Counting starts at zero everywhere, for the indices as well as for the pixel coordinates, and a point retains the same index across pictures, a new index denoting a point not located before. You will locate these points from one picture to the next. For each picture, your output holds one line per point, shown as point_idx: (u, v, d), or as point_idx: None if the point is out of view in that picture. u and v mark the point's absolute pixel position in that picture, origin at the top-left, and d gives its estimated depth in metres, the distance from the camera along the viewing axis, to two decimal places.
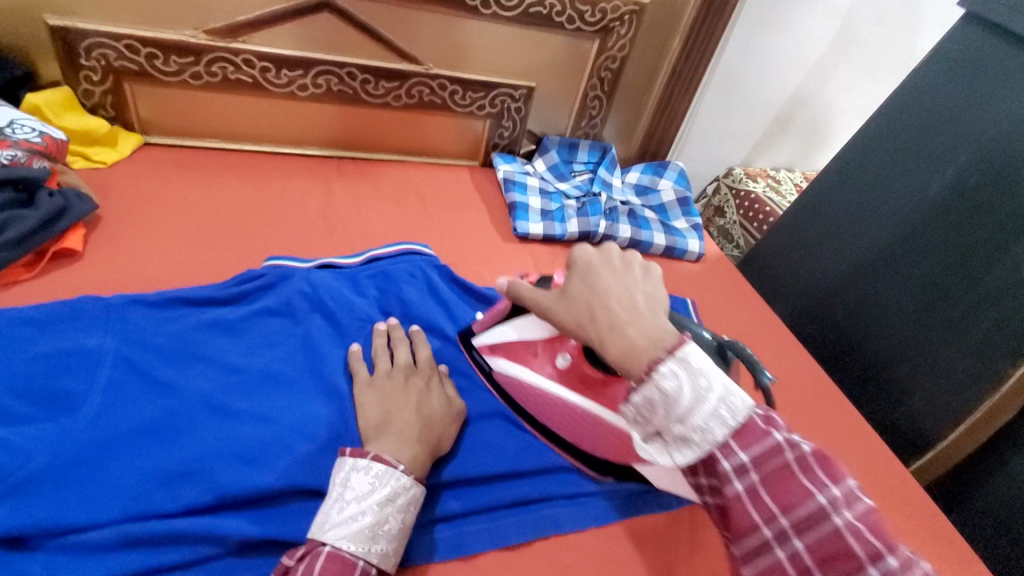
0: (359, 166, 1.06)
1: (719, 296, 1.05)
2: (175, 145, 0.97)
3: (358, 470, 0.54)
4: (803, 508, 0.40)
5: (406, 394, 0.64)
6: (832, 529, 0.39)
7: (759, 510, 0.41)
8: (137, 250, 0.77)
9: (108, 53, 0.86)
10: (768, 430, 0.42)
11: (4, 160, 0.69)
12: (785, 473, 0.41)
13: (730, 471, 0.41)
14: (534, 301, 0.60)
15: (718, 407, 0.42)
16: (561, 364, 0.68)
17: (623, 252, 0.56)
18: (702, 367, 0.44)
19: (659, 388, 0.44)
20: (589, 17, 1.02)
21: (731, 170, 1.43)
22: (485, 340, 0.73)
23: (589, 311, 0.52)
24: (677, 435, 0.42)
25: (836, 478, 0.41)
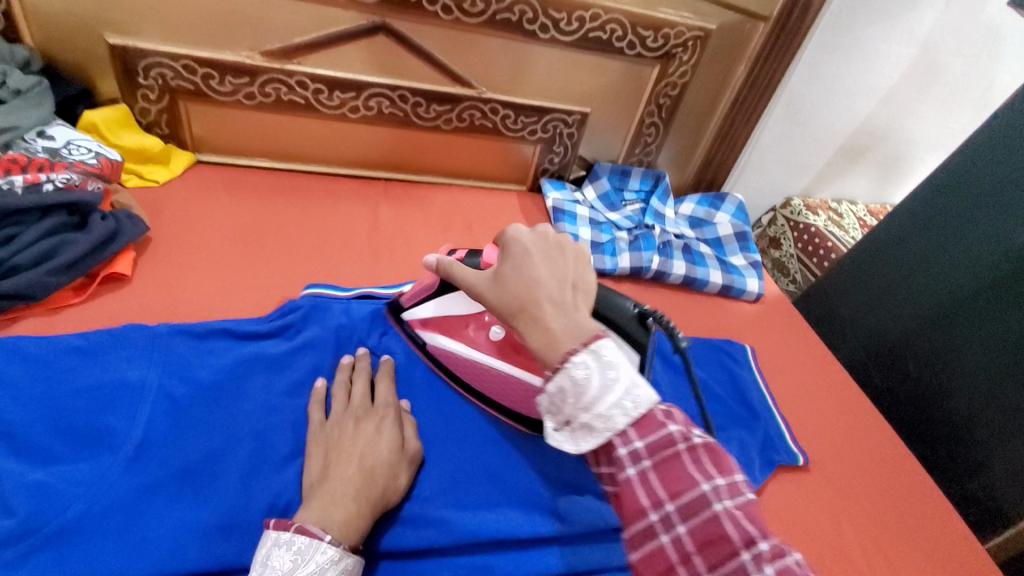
0: (406, 189, 1.04)
1: (779, 341, 0.98)
2: (225, 163, 0.97)
3: (279, 546, 0.45)
4: (687, 494, 0.42)
5: (353, 440, 0.57)
6: (710, 516, 0.41)
7: (647, 494, 0.43)
8: (185, 275, 0.76)
9: (165, 72, 0.86)
10: (664, 421, 0.44)
11: (59, 184, 0.68)
12: (675, 460, 0.43)
13: (624, 457, 0.43)
14: (467, 282, 0.56)
15: (622, 397, 0.44)
16: (496, 335, 0.68)
17: (554, 235, 0.54)
18: (613, 359, 0.45)
19: (568, 376, 0.45)
20: (651, 42, 0.98)
21: (789, 201, 1.36)
22: (417, 313, 0.70)
23: (519, 300, 0.50)
24: (582, 422, 0.44)
25: (722, 470, 0.43)
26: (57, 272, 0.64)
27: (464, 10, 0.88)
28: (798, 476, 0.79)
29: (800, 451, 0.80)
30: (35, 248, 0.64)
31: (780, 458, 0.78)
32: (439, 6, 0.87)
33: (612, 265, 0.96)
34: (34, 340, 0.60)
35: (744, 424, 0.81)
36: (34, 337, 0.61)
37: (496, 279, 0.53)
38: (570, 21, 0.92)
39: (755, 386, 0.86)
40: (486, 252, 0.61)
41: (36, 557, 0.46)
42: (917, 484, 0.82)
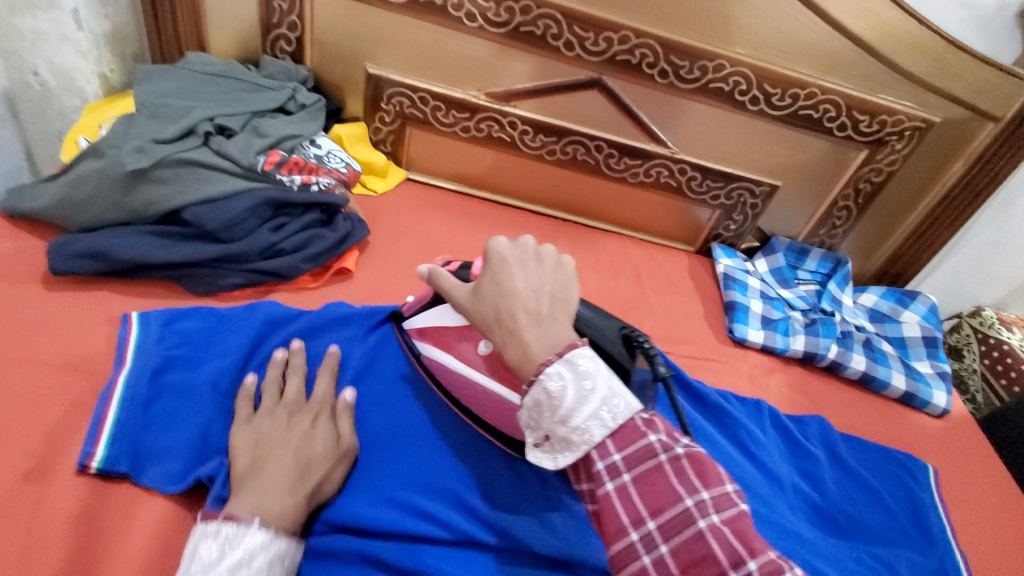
0: (581, 232, 1.08)
1: (967, 469, 0.87)
2: (428, 183, 1.07)
3: (206, 536, 0.47)
4: (670, 510, 0.40)
5: (286, 432, 0.57)
6: (694, 533, 0.39)
7: (627, 512, 0.41)
8: (392, 281, 0.85)
9: (403, 101, 0.98)
10: (643, 431, 0.43)
11: (322, 186, 0.80)
12: (656, 473, 0.42)
13: (602, 471, 0.42)
14: (449, 290, 0.52)
15: (598, 407, 0.43)
16: (484, 350, 0.62)
17: (537, 243, 0.52)
18: (588, 369, 0.44)
19: (542, 389, 0.44)
20: (865, 127, 0.95)
21: (979, 309, 1.20)
22: (415, 323, 0.70)
23: (495, 316, 0.48)
24: (560, 436, 0.44)
25: (707, 482, 0.41)
26: (307, 260, 0.75)
27: (680, 76, 0.92)
28: None
29: None
30: (297, 236, 0.75)
31: None
32: (656, 70, 0.91)
33: (783, 345, 0.93)
34: (283, 312, 0.71)
35: (917, 547, 0.73)
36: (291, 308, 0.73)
37: (475, 290, 0.50)
38: (783, 96, 0.93)
39: (937, 513, 0.77)
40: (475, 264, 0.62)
41: None
42: None
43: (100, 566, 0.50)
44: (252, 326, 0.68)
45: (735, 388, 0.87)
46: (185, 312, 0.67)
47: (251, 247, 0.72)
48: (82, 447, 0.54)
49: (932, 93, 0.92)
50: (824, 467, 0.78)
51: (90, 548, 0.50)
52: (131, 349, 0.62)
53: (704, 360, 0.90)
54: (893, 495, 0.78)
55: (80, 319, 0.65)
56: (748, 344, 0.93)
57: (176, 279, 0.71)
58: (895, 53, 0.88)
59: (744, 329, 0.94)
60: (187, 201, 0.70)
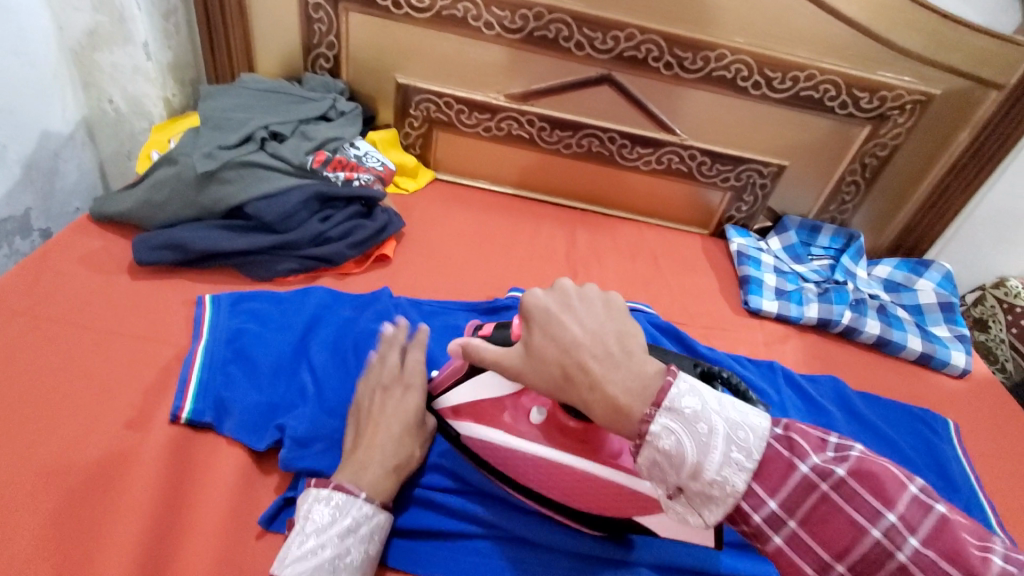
0: (599, 220, 1.15)
1: (990, 426, 0.90)
2: (454, 182, 1.16)
3: (319, 501, 0.54)
4: (858, 545, 0.39)
5: (382, 409, 0.62)
6: (896, 566, 0.38)
7: (810, 560, 0.41)
8: (425, 266, 0.93)
9: (430, 106, 1.08)
10: (791, 462, 0.41)
11: (362, 182, 0.90)
12: (824, 508, 0.40)
13: (762, 522, 0.41)
14: (494, 358, 0.50)
15: (727, 449, 0.41)
16: (536, 419, 0.60)
17: (578, 287, 0.49)
18: (694, 409, 0.41)
19: (656, 449, 0.41)
20: (865, 103, 1.00)
21: (1003, 280, 1.18)
22: (449, 401, 0.64)
23: (563, 372, 0.45)
24: (696, 491, 0.41)
25: (888, 501, 0.39)
26: (352, 246, 0.85)
27: (684, 67, 0.99)
28: None
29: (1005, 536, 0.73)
30: (342, 226, 0.84)
31: None
32: (662, 63, 0.99)
33: (798, 313, 0.97)
34: (331, 294, 0.80)
35: (938, 492, 0.76)
36: (340, 291, 0.83)
37: (527, 349, 0.48)
38: (784, 80, 0.98)
39: (959, 462, 0.80)
40: (513, 324, 0.55)
41: (334, 452, 0.62)
42: None
43: (192, 497, 0.58)
44: (306, 305, 0.77)
45: (751, 354, 0.91)
46: (248, 295, 0.76)
47: (304, 235, 0.81)
48: (174, 401, 0.64)
49: (930, 66, 0.96)
50: (842, 421, 0.82)
51: (183, 482, 0.59)
52: (206, 323, 0.71)
53: (721, 330, 0.95)
54: (913, 448, 0.81)
55: (162, 302, 0.75)
56: (763, 314, 0.98)
57: (239, 268, 0.81)
58: (891, 31, 0.93)
59: (758, 300, 0.98)
60: (248, 198, 0.80)
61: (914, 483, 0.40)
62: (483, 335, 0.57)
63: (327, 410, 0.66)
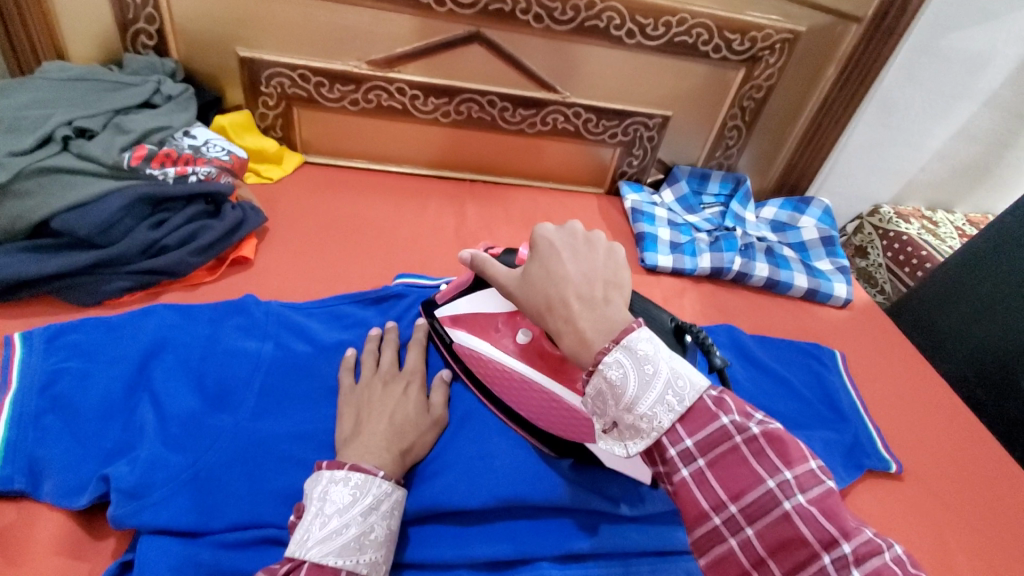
0: (489, 190, 1.09)
1: (872, 351, 0.94)
2: (328, 164, 1.05)
3: (337, 482, 0.51)
4: (753, 492, 0.41)
5: (384, 398, 0.62)
6: (781, 515, 0.40)
7: (708, 497, 0.42)
8: (296, 263, 0.84)
9: (284, 81, 0.96)
10: (716, 414, 0.43)
11: (201, 176, 0.78)
12: (734, 456, 0.42)
13: (676, 457, 0.43)
14: (501, 280, 0.58)
15: (664, 392, 0.43)
16: (522, 340, 0.66)
17: (589, 232, 0.54)
18: (648, 352, 0.44)
19: (604, 378, 0.44)
20: (737, 46, 0.99)
21: (877, 209, 1.27)
22: (450, 310, 0.70)
23: (546, 300, 0.51)
24: (628, 423, 0.44)
25: (789, 461, 0.41)
26: (196, 253, 0.74)
27: (555, 19, 0.92)
28: (894, 487, 0.75)
29: (892, 458, 0.77)
30: (181, 231, 0.74)
31: (870, 463, 0.75)
32: (531, 16, 0.92)
33: (692, 265, 0.97)
34: (176, 311, 0.70)
35: (830, 425, 0.79)
36: (192, 304, 0.72)
37: (524, 277, 0.54)
38: (656, 26, 0.95)
39: (846, 392, 0.84)
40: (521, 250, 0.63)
41: (177, 498, 0.54)
42: None
43: None
44: (145, 329, 0.66)
45: None
46: (68, 326, 0.65)
47: (131, 246, 0.70)
48: None
49: (794, 4, 0.96)
50: (740, 370, 0.82)
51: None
52: (13, 368, 0.59)
53: None
54: (805, 384, 0.84)
55: None
56: (659, 270, 0.97)
57: (56, 294, 0.69)
58: None
59: (654, 256, 0.97)
60: (53, 210, 0.67)
61: (814, 460, 0.42)
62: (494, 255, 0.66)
63: (171, 449, 0.57)
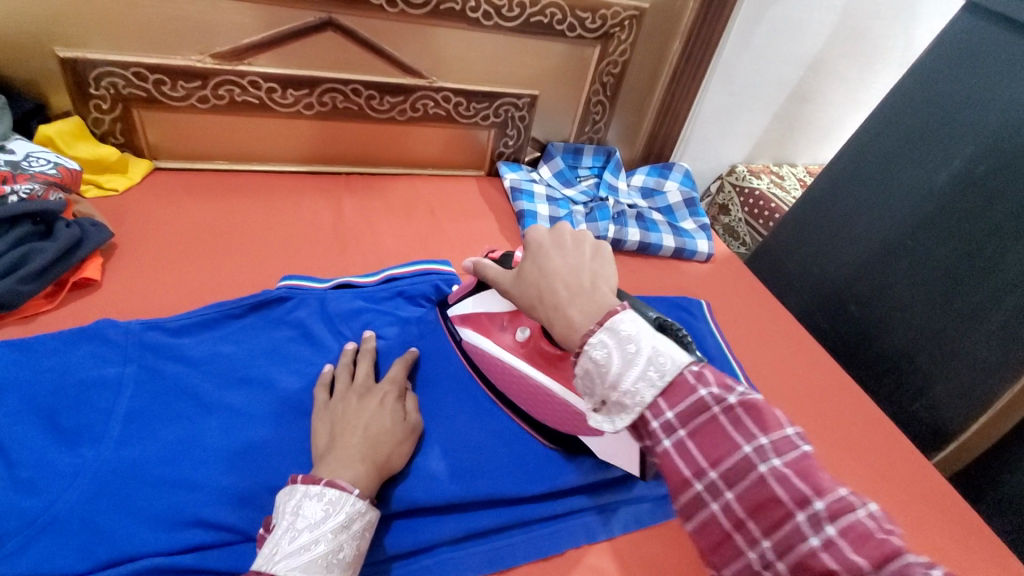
0: (367, 182, 1.07)
1: (733, 296, 1.05)
2: (184, 168, 0.98)
3: (311, 496, 0.49)
4: (729, 457, 0.39)
5: (358, 412, 0.60)
6: (757, 479, 0.38)
7: (687, 463, 0.40)
8: (156, 278, 0.78)
9: (116, 81, 0.86)
10: (694, 386, 0.40)
11: (23, 195, 0.71)
12: (713, 424, 0.39)
13: (658, 429, 0.40)
14: (493, 277, 0.59)
15: (645, 368, 0.41)
16: (520, 337, 0.68)
17: (577, 232, 0.54)
18: (630, 331, 0.43)
19: (589, 359, 0.43)
20: (590, 24, 1.03)
21: (734, 168, 1.41)
22: (458, 310, 0.73)
23: (537, 295, 0.51)
24: (613, 399, 0.42)
25: (765, 427, 0.39)
26: (28, 280, 0.67)
27: (408, 2, 0.91)
28: None
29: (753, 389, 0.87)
30: (4, 258, 0.66)
31: None
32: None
33: None
34: (9, 345, 0.62)
35: None
36: (31, 337, 0.64)
37: (517, 275, 0.54)
38: (511, 7, 0.97)
39: (712, 335, 0.93)
40: (518, 254, 0.64)
41: (35, 545, 0.50)
42: (871, 410, 0.90)
43: None
44: None
45: None
46: None
47: None
48: None
49: None
50: None
51: None
52: None
53: None
54: None
55: None
56: None
57: None
58: None
59: None
60: None
61: (794, 426, 0.39)
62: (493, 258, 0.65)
63: (23, 495, 0.52)
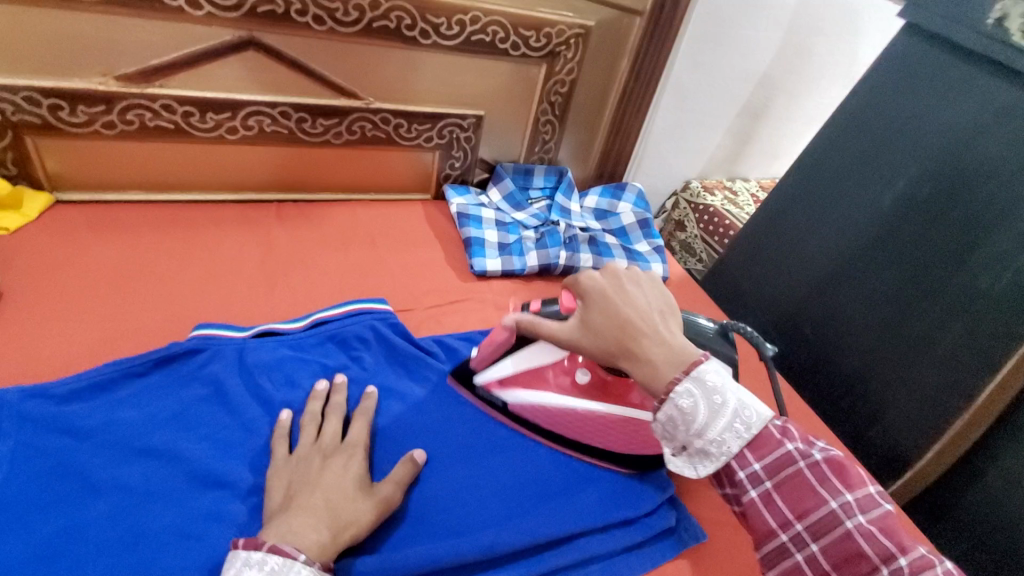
0: (302, 209, 1.00)
1: None
2: (91, 200, 0.88)
3: (250, 566, 0.45)
4: (816, 513, 0.47)
5: (319, 474, 0.56)
6: (842, 533, 0.46)
7: (775, 516, 0.49)
8: (47, 331, 0.69)
9: (4, 107, 0.77)
10: (781, 440, 0.49)
11: None
12: (799, 480, 0.48)
13: (745, 479, 0.49)
14: (552, 331, 0.60)
15: (732, 421, 0.49)
16: (581, 378, 0.69)
17: (628, 271, 0.58)
18: (716, 384, 0.49)
19: (675, 407, 0.49)
20: (534, 42, 0.99)
21: (688, 184, 1.39)
22: (493, 374, 0.71)
23: (615, 339, 0.54)
24: (697, 446, 0.49)
25: (849, 485, 0.47)
26: None
27: (338, 20, 0.84)
28: None
29: None
30: None
31: None
32: (310, 17, 0.83)
33: (521, 265, 0.99)
34: None
35: None
36: None
37: (584, 324, 0.57)
38: (450, 25, 0.91)
39: None
40: (564, 298, 0.64)
41: None
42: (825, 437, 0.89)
43: None
44: None
45: (483, 322, 0.89)
46: None
47: None
48: None
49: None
50: None
51: None
52: None
53: (452, 302, 0.91)
54: None
55: None
56: (489, 274, 0.97)
57: None
58: None
59: (482, 261, 0.97)
60: None
61: (874, 487, 0.48)
62: (535, 311, 0.66)
63: None
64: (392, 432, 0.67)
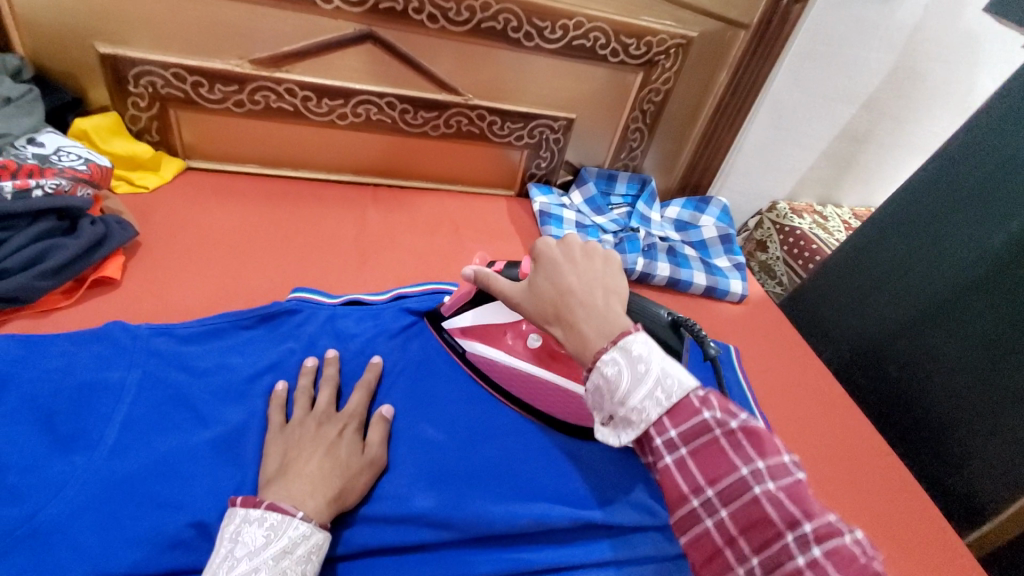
0: (395, 195, 1.06)
1: (763, 344, 1.01)
2: (215, 169, 0.98)
3: (250, 522, 0.47)
4: (728, 480, 0.43)
5: (314, 442, 0.58)
6: (750, 499, 0.42)
7: (686, 481, 0.44)
8: (174, 281, 0.78)
9: (155, 81, 0.87)
10: (700, 407, 0.45)
11: (49, 189, 0.70)
12: (715, 446, 0.44)
13: (662, 446, 0.45)
14: (505, 291, 0.61)
15: (653, 388, 0.45)
16: (534, 343, 0.73)
17: (585, 244, 0.58)
18: (641, 352, 0.47)
19: (601, 375, 0.47)
20: (634, 50, 1.00)
21: (774, 205, 1.35)
22: (457, 322, 0.75)
23: (552, 307, 0.54)
24: (621, 415, 0.46)
25: (763, 451, 0.44)
26: (45, 276, 0.67)
27: (450, 19, 0.89)
28: None
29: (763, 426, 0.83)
30: (24, 252, 0.66)
31: None
32: (425, 15, 0.88)
33: None
34: (21, 340, 0.61)
35: None
36: (43, 334, 0.64)
37: (531, 288, 0.58)
38: (554, 29, 0.94)
39: (738, 385, 0.88)
40: (523, 264, 0.65)
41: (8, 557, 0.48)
42: (897, 481, 0.84)
43: None
44: None
45: None
46: None
47: None
48: None
49: (685, 9, 0.98)
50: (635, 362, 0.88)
51: None
52: None
53: None
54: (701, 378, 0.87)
55: None
56: None
57: None
58: None
59: None
60: None
61: (790, 455, 0.44)
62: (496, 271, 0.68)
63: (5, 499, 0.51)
64: (461, 404, 0.71)
